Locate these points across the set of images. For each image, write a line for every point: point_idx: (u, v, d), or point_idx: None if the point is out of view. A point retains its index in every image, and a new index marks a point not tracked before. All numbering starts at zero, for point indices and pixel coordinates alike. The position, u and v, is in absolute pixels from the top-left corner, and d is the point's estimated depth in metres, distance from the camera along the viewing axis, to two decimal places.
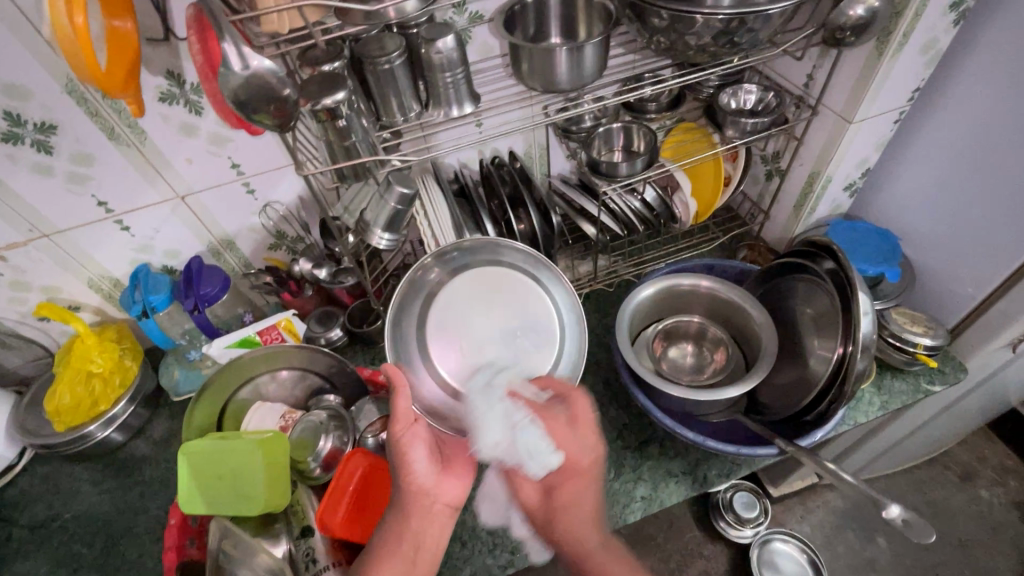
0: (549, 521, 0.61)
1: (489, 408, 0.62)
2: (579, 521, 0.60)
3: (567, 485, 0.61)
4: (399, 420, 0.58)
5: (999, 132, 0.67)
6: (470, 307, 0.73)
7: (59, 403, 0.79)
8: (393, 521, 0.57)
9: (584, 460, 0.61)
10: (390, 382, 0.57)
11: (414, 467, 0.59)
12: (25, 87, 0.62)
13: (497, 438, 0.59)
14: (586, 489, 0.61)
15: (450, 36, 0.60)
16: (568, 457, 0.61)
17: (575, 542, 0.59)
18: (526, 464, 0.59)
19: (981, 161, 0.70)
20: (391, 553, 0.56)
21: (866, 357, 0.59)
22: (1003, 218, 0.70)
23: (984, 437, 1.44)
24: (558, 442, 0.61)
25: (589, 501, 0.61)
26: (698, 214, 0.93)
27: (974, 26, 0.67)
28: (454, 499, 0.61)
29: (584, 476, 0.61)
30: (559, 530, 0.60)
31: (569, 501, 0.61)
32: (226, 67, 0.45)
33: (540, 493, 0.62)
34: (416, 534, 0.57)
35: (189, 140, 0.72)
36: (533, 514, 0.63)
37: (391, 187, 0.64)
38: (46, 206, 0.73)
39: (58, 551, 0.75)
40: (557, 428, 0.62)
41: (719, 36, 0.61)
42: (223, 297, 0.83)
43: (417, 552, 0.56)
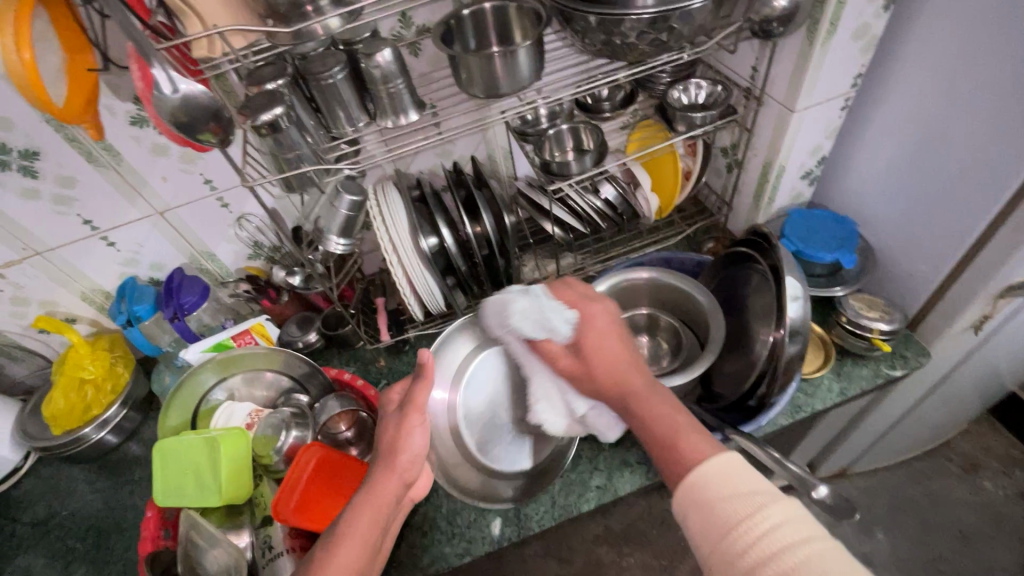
0: (590, 374, 0.61)
1: (508, 295, 0.69)
2: (619, 361, 0.59)
3: (592, 332, 0.62)
4: (417, 409, 0.60)
5: (945, 111, 0.67)
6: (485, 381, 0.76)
7: (54, 408, 0.85)
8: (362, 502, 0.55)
9: (596, 309, 0.64)
10: (424, 369, 0.60)
11: (410, 454, 0.59)
12: (9, 118, 0.68)
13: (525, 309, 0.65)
14: (613, 335, 0.62)
15: (387, 49, 0.64)
16: (584, 312, 0.64)
17: (624, 383, 0.58)
18: (552, 325, 0.63)
19: (927, 142, 0.71)
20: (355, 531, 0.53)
21: (796, 340, 0.61)
22: (953, 193, 0.70)
23: (989, 427, 1.40)
24: (575, 302, 0.65)
25: (618, 348, 0.61)
26: (660, 209, 0.94)
27: (905, 12, 0.68)
28: (416, 493, 0.65)
29: (604, 323, 0.63)
30: (602, 377, 0.59)
31: (598, 344, 0.61)
32: (159, 91, 0.50)
33: (574, 355, 0.63)
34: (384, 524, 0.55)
35: (163, 159, 0.78)
36: (574, 375, 0.63)
37: (340, 195, 0.68)
38: (37, 227, 0.79)
39: (54, 546, 0.81)
40: (568, 294, 0.67)
41: (644, 33, 0.63)
42: (203, 304, 0.89)
43: (380, 540, 0.55)
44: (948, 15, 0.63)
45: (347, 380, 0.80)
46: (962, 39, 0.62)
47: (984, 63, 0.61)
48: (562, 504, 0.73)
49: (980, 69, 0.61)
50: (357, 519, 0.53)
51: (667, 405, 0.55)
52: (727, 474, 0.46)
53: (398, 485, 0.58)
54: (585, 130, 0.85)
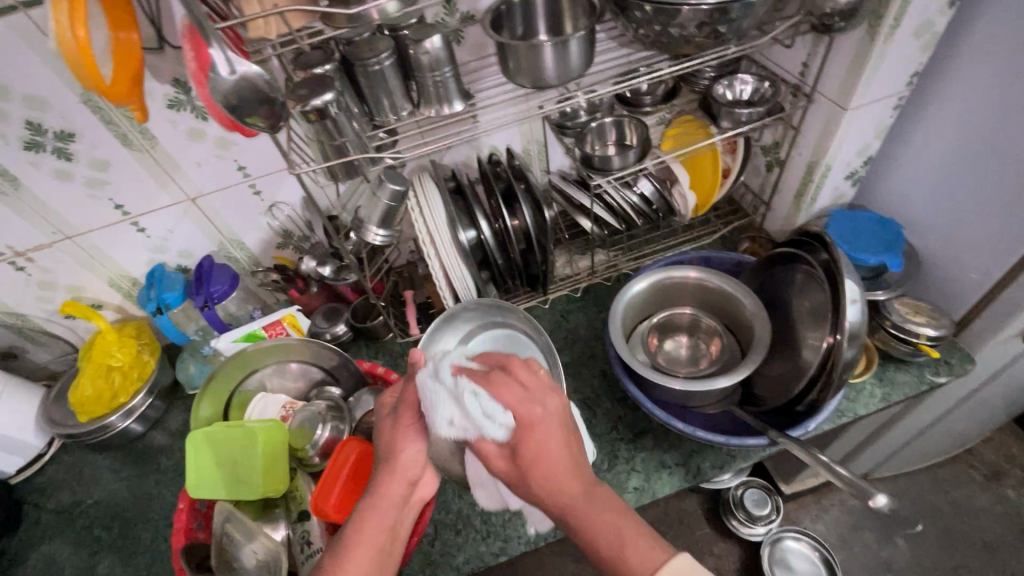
0: (523, 488, 0.50)
1: (436, 394, 0.52)
2: (557, 472, 0.49)
3: (530, 440, 0.50)
4: (409, 408, 0.57)
5: (1008, 110, 0.64)
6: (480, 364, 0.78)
7: (81, 394, 0.84)
8: (369, 508, 0.53)
9: (536, 411, 0.51)
10: (414, 366, 0.57)
11: (408, 456, 0.55)
12: (45, 98, 0.66)
13: (449, 413, 0.51)
14: (554, 439, 0.50)
15: (436, 35, 0.62)
16: (525, 414, 0.51)
17: (557, 497, 0.49)
18: (483, 431, 0.50)
19: (987, 142, 0.68)
20: (366, 537, 0.52)
21: (854, 345, 0.59)
22: (1004, 204, 0.69)
23: (1014, 435, 1.38)
24: (513, 403, 0.50)
25: (560, 460, 0.50)
26: (697, 207, 0.92)
27: (965, 15, 0.66)
28: (426, 493, 0.57)
29: (543, 430, 0.50)
30: (541, 494, 0.49)
31: (535, 456, 0.50)
32: (215, 72, 0.48)
33: (509, 459, 0.51)
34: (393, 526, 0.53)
35: (198, 144, 0.76)
36: (508, 482, 0.51)
37: (383, 184, 0.66)
38: (68, 210, 0.77)
39: (80, 534, 0.81)
40: (505, 385, 0.51)
41: (702, 26, 0.61)
42: (232, 293, 0.87)
43: (392, 544, 0.53)
44: (1011, 22, 0.61)
45: (380, 373, 0.79)
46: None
47: None
48: None
49: None
50: (363, 526, 0.52)
51: (610, 515, 0.49)
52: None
53: (402, 486, 0.55)
54: (629, 126, 0.84)
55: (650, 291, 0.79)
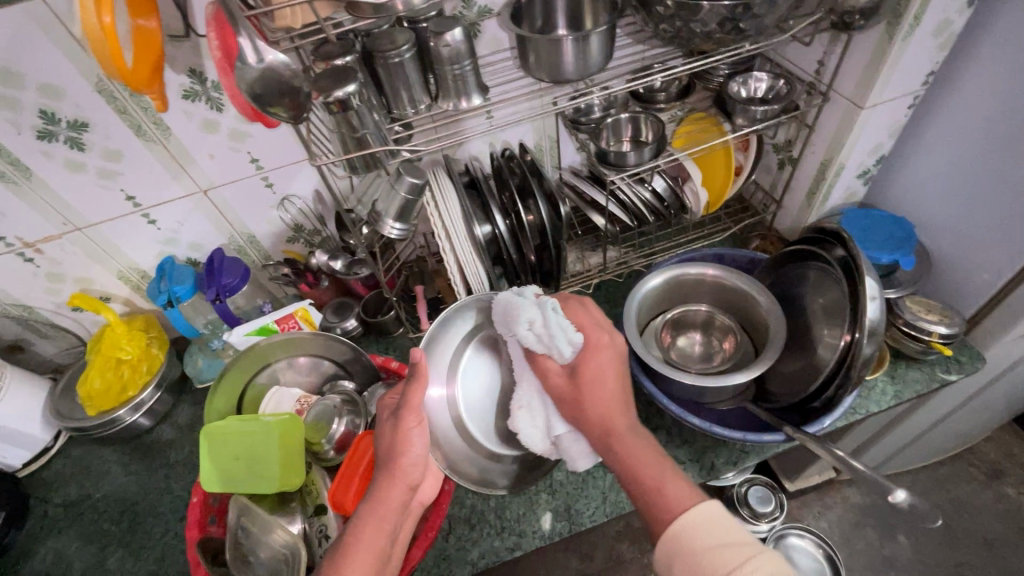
0: (575, 403, 0.61)
1: (521, 302, 0.63)
2: (610, 394, 0.60)
3: (593, 360, 0.61)
4: (411, 412, 0.58)
5: (1018, 114, 0.65)
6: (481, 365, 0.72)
7: (90, 388, 0.83)
8: (371, 510, 0.55)
9: (604, 339, 0.63)
10: (417, 369, 0.57)
11: (411, 456, 0.57)
12: (59, 86, 0.65)
13: (532, 317, 0.62)
14: (612, 364, 0.62)
15: (458, 28, 0.62)
16: (592, 338, 0.63)
17: (606, 418, 0.59)
18: (555, 345, 0.61)
19: (997, 145, 0.69)
20: (368, 537, 0.53)
21: (873, 342, 0.59)
22: (1011, 208, 0.70)
23: (1015, 435, 1.39)
24: (584, 326, 0.63)
25: (610, 387, 0.61)
26: (709, 205, 0.92)
27: (981, 19, 0.67)
28: (422, 497, 0.64)
29: (606, 355, 0.62)
30: (588, 410, 0.60)
31: (594, 374, 0.61)
32: (242, 61, 0.48)
33: (568, 380, 0.62)
34: (392, 532, 0.55)
35: (211, 136, 0.75)
36: (562, 398, 0.62)
37: (401, 178, 0.66)
38: (78, 201, 0.76)
39: (88, 528, 0.80)
40: (576, 311, 0.65)
41: (724, 22, 0.61)
42: (243, 287, 0.86)
43: (390, 549, 0.54)
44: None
45: (394, 368, 0.78)
46: None
47: None
48: (613, 500, 0.72)
49: None
50: (365, 530, 0.53)
51: (651, 453, 0.56)
52: (709, 525, 0.48)
53: (402, 492, 0.56)
54: (644, 122, 0.84)
55: (665, 288, 0.79)
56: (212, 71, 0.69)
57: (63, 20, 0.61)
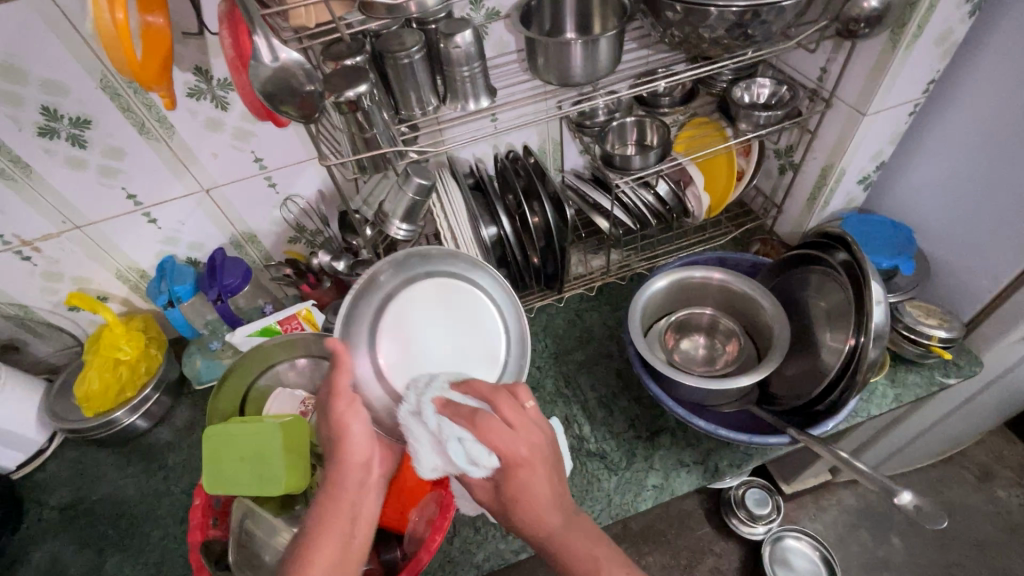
0: (507, 516, 0.53)
1: (419, 431, 0.56)
2: (541, 505, 0.52)
3: (515, 480, 0.52)
4: (341, 397, 0.57)
5: (1017, 123, 0.67)
6: (423, 319, 0.70)
7: (88, 389, 0.81)
8: (327, 497, 0.55)
9: (524, 452, 0.53)
10: (336, 356, 0.57)
11: (352, 439, 0.57)
12: (63, 83, 0.65)
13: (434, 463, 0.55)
14: (537, 476, 0.52)
15: (467, 30, 0.62)
16: (508, 457, 0.52)
17: (538, 528, 0.52)
18: (467, 472, 0.53)
19: (996, 153, 0.70)
20: (332, 522, 0.53)
21: (878, 346, 0.60)
22: (1006, 216, 0.71)
23: (1005, 438, 1.41)
24: (500, 446, 0.52)
25: (547, 490, 0.53)
26: (710, 208, 0.92)
27: (981, 29, 0.68)
28: (387, 468, 0.61)
29: (532, 469, 0.52)
30: (523, 522, 0.52)
31: (518, 493, 0.52)
32: (256, 59, 0.47)
33: (493, 490, 0.54)
34: (353, 504, 0.55)
35: (215, 135, 0.75)
36: (491, 510, 0.55)
37: (409, 178, 0.65)
38: (78, 199, 0.75)
39: (85, 531, 0.79)
40: (494, 428, 0.53)
41: (732, 28, 0.61)
42: (244, 287, 0.85)
43: (354, 526, 0.54)
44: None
45: None
46: None
47: None
48: (618, 503, 0.72)
49: None
50: (325, 513, 0.54)
51: (591, 543, 0.52)
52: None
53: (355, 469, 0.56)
54: (649, 126, 0.85)
55: (669, 292, 0.80)
56: (218, 70, 0.68)
57: (68, 16, 0.60)
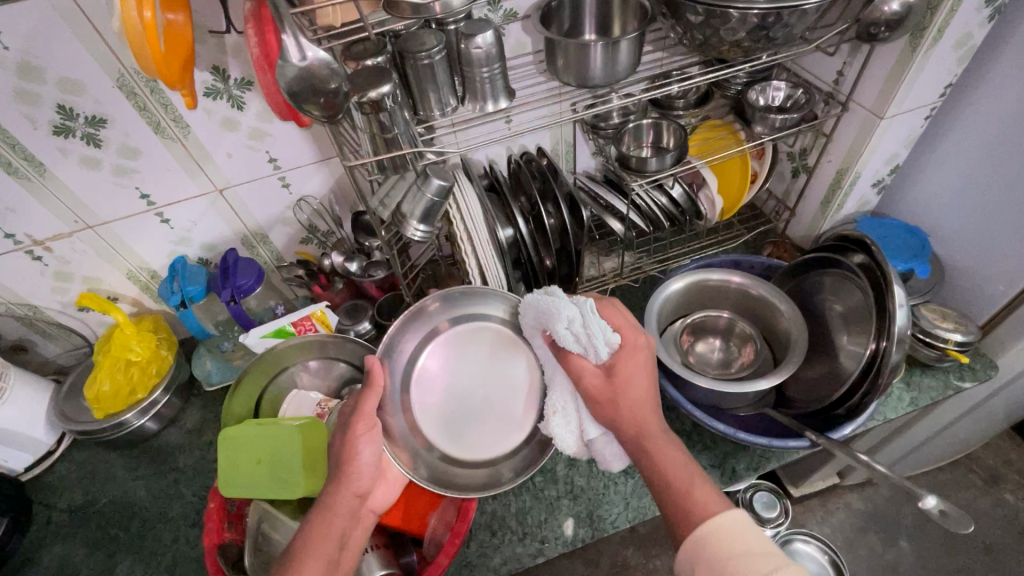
0: (614, 402, 0.58)
1: (557, 300, 0.59)
2: (646, 396, 0.58)
3: (630, 363, 0.59)
4: (363, 420, 0.59)
5: None
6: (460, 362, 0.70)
7: (98, 390, 0.81)
8: (322, 520, 0.57)
9: (641, 340, 0.60)
10: (371, 377, 0.59)
11: (360, 466, 0.59)
12: (80, 81, 0.64)
13: (570, 315, 0.57)
14: (645, 367, 0.59)
15: (488, 31, 0.62)
16: (628, 341, 0.60)
17: (641, 421, 0.57)
18: (594, 347, 0.58)
19: (1011, 155, 0.70)
20: (319, 544, 0.55)
21: (900, 349, 0.61)
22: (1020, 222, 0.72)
23: (1011, 441, 1.41)
24: (622, 329, 0.60)
25: (648, 381, 0.59)
26: (724, 210, 0.92)
27: (998, 35, 0.68)
28: (376, 502, 0.63)
29: (643, 355, 0.60)
30: (627, 409, 0.58)
31: (631, 374, 0.58)
32: (284, 59, 0.48)
33: (603, 378, 0.59)
34: (342, 532, 0.57)
35: (230, 135, 0.74)
36: (597, 397, 0.59)
37: (428, 178, 0.64)
38: (92, 198, 0.75)
39: (95, 534, 0.78)
40: (617, 316, 0.61)
41: (754, 30, 0.61)
42: (258, 289, 0.84)
43: (339, 553, 0.56)
44: None
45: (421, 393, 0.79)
46: None
47: None
48: (635, 506, 0.72)
49: None
50: (314, 536, 0.55)
51: (681, 452, 0.56)
52: (738, 526, 0.50)
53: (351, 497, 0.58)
54: (665, 129, 0.84)
55: (684, 294, 0.80)
56: (236, 69, 0.68)
57: (87, 13, 0.60)
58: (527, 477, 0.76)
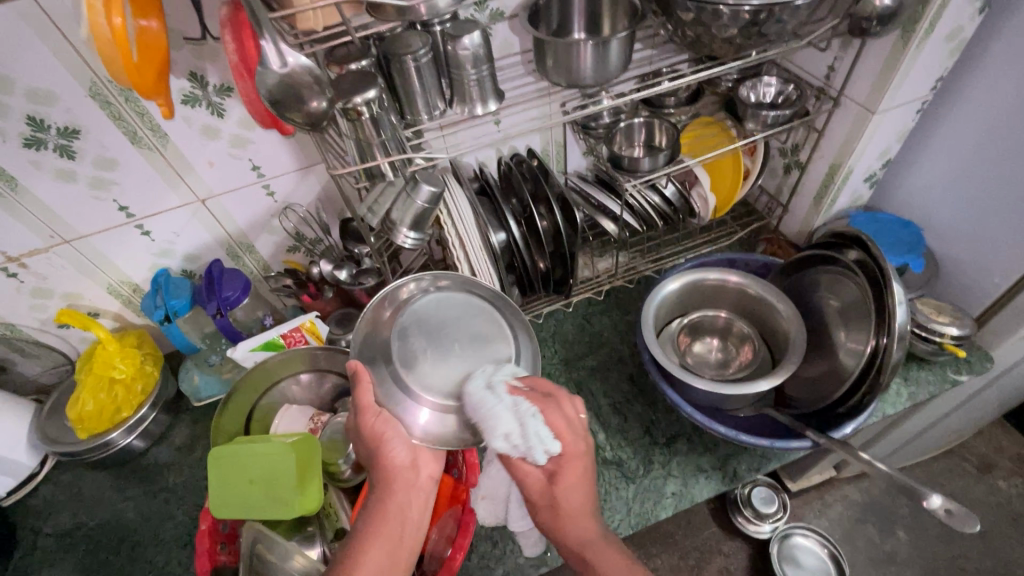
0: (554, 510, 0.55)
1: (495, 408, 0.55)
2: (585, 503, 0.55)
3: (570, 472, 0.55)
4: (369, 410, 0.56)
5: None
6: (449, 319, 0.67)
7: (82, 410, 0.78)
8: (377, 502, 0.55)
9: (581, 445, 0.56)
10: (355, 378, 0.56)
11: (392, 446, 0.56)
12: (50, 91, 0.61)
13: (508, 428, 0.54)
14: (587, 475, 0.56)
15: (476, 32, 0.60)
16: (567, 446, 0.56)
17: (580, 533, 0.54)
18: (531, 453, 0.54)
19: (1016, 138, 0.68)
20: (380, 528, 0.53)
21: (902, 347, 0.60)
22: (1015, 218, 0.72)
23: (1003, 428, 1.43)
24: (561, 432, 0.56)
25: (588, 488, 0.56)
26: (717, 209, 0.90)
27: (988, 28, 0.68)
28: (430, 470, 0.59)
29: (582, 463, 0.56)
30: (566, 518, 0.55)
31: (571, 485, 0.55)
32: (264, 65, 0.46)
33: (544, 482, 0.55)
34: (401, 509, 0.55)
35: (212, 143, 0.72)
36: (532, 503, 0.56)
37: (417, 185, 0.62)
38: (68, 211, 0.72)
39: (84, 559, 0.75)
40: (555, 415, 0.56)
41: (746, 27, 0.60)
42: (245, 300, 0.82)
43: (404, 530, 0.54)
44: None
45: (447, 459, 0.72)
46: None
47: None
48: (638, 511, 0.71)
49: None
50: (371, 515, 0.54)
51: (626, 563, 0.53)
52: None
53: (402, 477, 0.56)
54: (657, 128, 0.83)
55: (679, 296, 0.79)
56: (215, 76, 0.66)
57: (55, 20, 0.57)
58: None
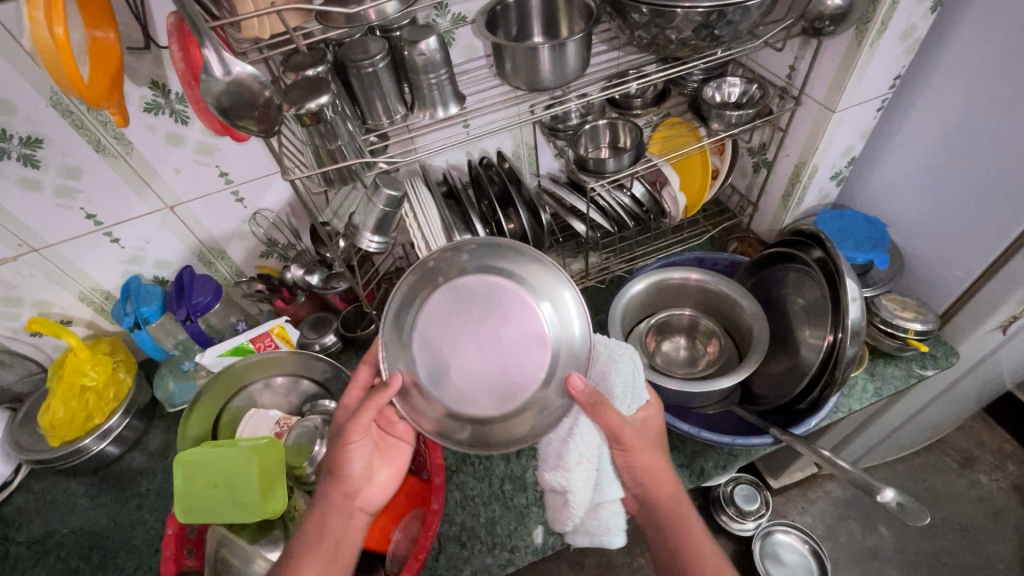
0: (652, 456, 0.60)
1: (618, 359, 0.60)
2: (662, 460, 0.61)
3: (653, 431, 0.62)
4: (357, 432, 0.57)
5: (976, 123, 0.68)
6: (476, 305, 0.58)
7: (53, 417, 0.79)
8: (319, 519, 0.58)
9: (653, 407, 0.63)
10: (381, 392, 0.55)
11: (351, 471, 0.59)
12: (10, 101, 0.62)
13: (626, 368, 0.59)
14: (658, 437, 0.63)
15: (433, 37, 0.60)
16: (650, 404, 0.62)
17: (667, 489, 0.60)
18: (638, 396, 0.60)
19: (975, 123, 0.68)
20: (313, 548, 0.56)
21: (855, 343, 0.61)
22: (972, 217, 0.73)
23: (984, 422, 1.44)
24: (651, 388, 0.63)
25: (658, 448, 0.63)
26: (688, 208, 0.92)
27: (941, 29, 0.69)
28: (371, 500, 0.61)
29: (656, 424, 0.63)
30: (659, 468, 0.60)
31: (656, 438, 0.62)
32: (208, 73, 0.46)
33: (642, 433, 0.60)
34: (336, 533, 0.57)
35: (177, 149, 0.72)
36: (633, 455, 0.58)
37: (378, 189, 0.62)
38: (34, 219, 0.72)
39: (56, 566, 0.75)
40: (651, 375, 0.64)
41: (699, 29, 0.60)
42: (216, 305, 0.83)
43: (336, 553, 0.57)
44: (979, 37, 0.64)
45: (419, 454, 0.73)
46: (986, 71, 0.65)
47: (1004, 98, 0.64)
48: None
49: (1001, 102, 0.65)
50: (308, 533, 0.57)
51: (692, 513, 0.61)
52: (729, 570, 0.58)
53: (346, 501, 0.59)
54: (622, 128, 0.84)
55: (646, 294, 0.79)
56: (175, 83, 0.66)
57: (10, 30, 0.58)
58: (496, 486, 0.75)
